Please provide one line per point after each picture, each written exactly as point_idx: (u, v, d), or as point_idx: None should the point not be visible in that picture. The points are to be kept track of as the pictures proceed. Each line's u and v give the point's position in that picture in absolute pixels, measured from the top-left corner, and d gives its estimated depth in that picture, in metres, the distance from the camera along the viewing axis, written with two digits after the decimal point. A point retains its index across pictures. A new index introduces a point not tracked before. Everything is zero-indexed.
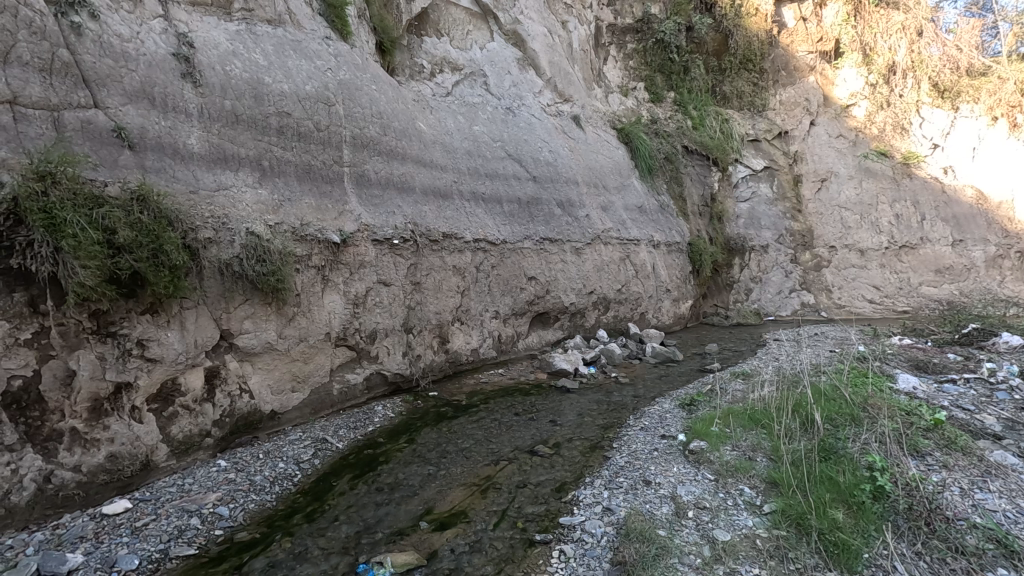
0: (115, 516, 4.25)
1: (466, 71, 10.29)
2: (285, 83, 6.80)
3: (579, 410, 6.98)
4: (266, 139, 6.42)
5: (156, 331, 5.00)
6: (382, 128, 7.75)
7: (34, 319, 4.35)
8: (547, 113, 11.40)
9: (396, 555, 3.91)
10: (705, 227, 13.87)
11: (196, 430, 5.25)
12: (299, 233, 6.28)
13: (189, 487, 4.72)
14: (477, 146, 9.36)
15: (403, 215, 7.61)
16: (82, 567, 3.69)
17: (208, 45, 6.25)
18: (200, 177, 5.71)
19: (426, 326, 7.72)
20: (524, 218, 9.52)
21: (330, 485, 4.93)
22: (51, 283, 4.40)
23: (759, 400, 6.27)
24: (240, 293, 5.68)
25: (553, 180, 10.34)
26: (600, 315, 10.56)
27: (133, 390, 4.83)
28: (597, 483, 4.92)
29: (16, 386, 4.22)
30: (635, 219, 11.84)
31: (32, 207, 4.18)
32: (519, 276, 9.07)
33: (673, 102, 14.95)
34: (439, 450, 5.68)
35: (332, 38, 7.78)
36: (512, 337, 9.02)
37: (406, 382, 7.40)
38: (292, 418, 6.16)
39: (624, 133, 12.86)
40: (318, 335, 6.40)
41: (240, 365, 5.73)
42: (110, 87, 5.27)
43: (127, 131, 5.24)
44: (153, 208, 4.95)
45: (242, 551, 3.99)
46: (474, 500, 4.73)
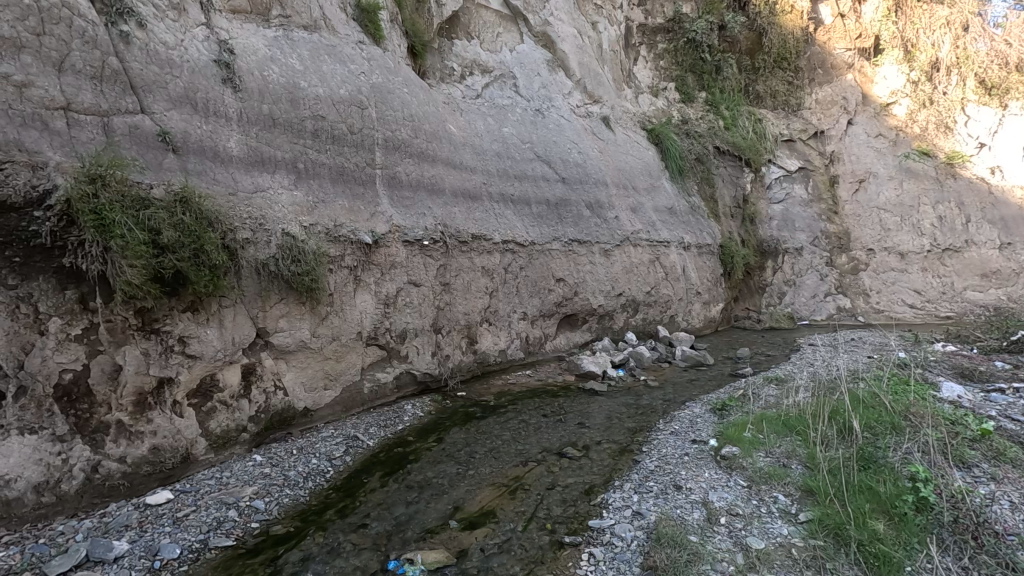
0: (157, 506, 4.41)
1: (495, 73, 10.34)
2: (320, 87, 6.94)
3: (607, 412, 6.93)
4: (301, 142, 6.58)
5: (196, 328, 5.17)
6: (413, 131, 7.84)
7: (84, 316, 4.55)
8: (577, 114, 11.36)
9: (426, 553, 3.95)
10: (737, 229, 13.61)
11: (233, 425, 5.41)
12: (333, 235, 6.41)
13: (227, 480, 4.86)
14: (506, 147, 9.40)
15: (434, 217, 7.69)
16: (127, 554, 3.84)
17: (247, 51, 6.44)
18: (238, 180, 5.88)
19: (455, 326, 7.79)
20: (553, 219, 9.52)
21: (362, 482, 5.01)
22: (100, 281, 4.60)
23: (794, 406, 6.13)
24: (276, 293, 5.82)
25: (582, 181, 10.31)
26: (628, 317, 10.47)
27: (175, 385, 5.01)
28: (627, 487, 4.88)
29: (67, 379, 4.43)
30: (665, 221, 11.70)
31: (84, 208, 4.37)
32: (547, 277, 9.07)
33: (705, 102, 14.73)
34: (468, 450, 5.71)
35: (366, 42, 7.92)
36: (539, 338, 9.01)
37: (435, 382, 7.47)
38: (324, 416, 6.28)
39: (654, 134, 12.71)
40: (350, 334, 6.52)
41: (275, 362, 5.87)
42: (156, 93, 5.47)
43: (171, 134, 5.44)
44: (195, 208, 5.12)
45: (277, 543, 4.09)
46: (503, 500, 4.75)
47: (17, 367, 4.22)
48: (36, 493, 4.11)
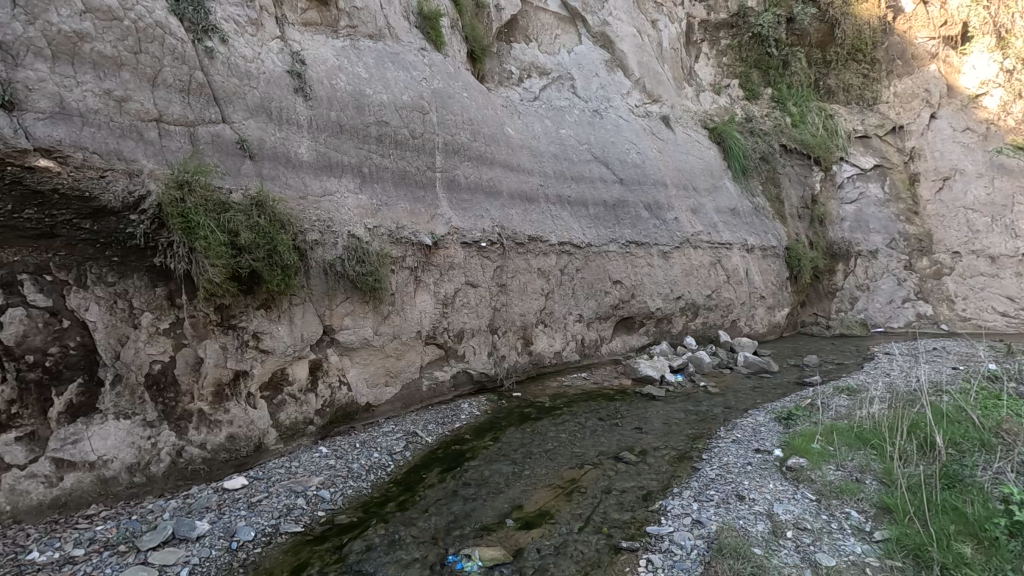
0: (233, 491, 4.70)
1: (553, 75, 10.35)
2: (384, 93, 7.17)
3: (665, 418, 6.78)
4: (366, 147, 6.84)
5: (269, 325, 5.48)
6: (472, 134, 7.99)
7: (172, 311, 4.93)
8: (635, 114, 11.19)
9: (483, 550, 4.02)
10: (805, 230, 13.00)
11: (301, 417, 5.69)
12: (395, 236, 6.62)
13: (296, 469, 5.11)
14: (563, 149, 9.39)
15: (491, 219, 7.78)
16: (208, 534, 4.11)
17: (318, 61, 6.75)
18: (308, 184, 6.18)
19: (511, 327, 7.86)
20: (610, 220, 9.43)
21: (421, 477, 5.15)
22: (185, 280, 4.96)
23: (868, 417, 5.80)
24: (341, 292, 6.07)
25: (641, 182, 10.14)
26: (687, 321, 10.22)
27: (249, 378, 5.32)
28: (686, 494, 4.77)
29: (156, 369, 4.82)
30: (727, 222, 11.33)
31: (172, 212, 4.73)
32: (604, 280, 8.99)
33: (770, 98, 14.15)
34: (524, 450, 5.75)
35: (427, 49, 8.13)
36: (595, 341, 8.95)
37: (491, 382, 7.56)
38: (385, 411, 6.50)
39: (716, 133, 12.32)
40: (410, 333, 6.71)
41: (340, 359, 6.13)
42: (235, 104, 5.84)
43: (249, 142, 5.79)
44: (269, 211, 5.42)
45: (342, 532, 4.27)
46: (559, 501, 4.75)
47: (114, 357, 4.65)
48: (129, 473, 4.51)
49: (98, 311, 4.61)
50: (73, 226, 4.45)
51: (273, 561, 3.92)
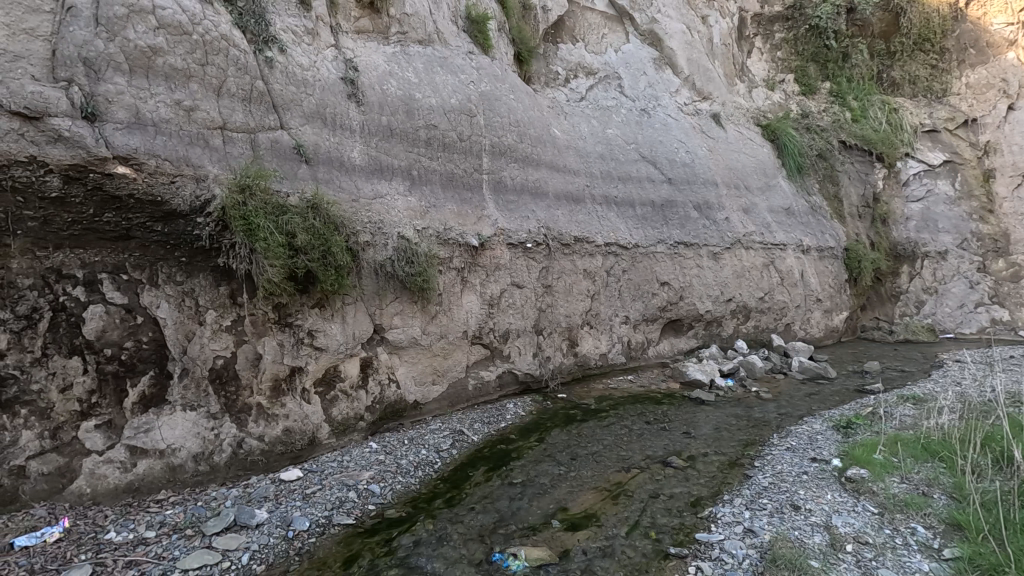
0: (289, 482, 4.89)
1: (600, 75, 10.27)
2: (433, 97, 7.31)
3: (715, 423, 6.60)
4: (415, 150, 6.99)
5: (323, 323, 5.67)
6: (518, 135, 8.03)
7: (233, 309, 5.19)
8: (684, 112, 10.96)
9: (529, 549, 4.03)
10: (866, 230, 12.38)
11: (352, 413, 5.86)
12: (443, 238, 6.74)
13: (347, 463, 5.26)
14: (610, 149, 9.30)
15: (537, 220, 7.80)
16: (266, 522, 4.28)
17: (369, 68, 6.95)
18: (361, 187, 6.38)
19: (556, 328, 7.85)
20: (658, 221, 9.27)
21: (467, 475, 5.21)
22: (246, 279, 5.21)
23: (936, 428, 5.48)
24: (391, 292, 6.23)
25: (690, 181, 9.93)
26: (738, 325, 9.94)
27: (304, 374, 5.53)
28: (737, 502, 4.63)
29: (219, 364, 5.08)
30: (781, 223, 10.94)
31: (235, 214, 4.97)
32: (651, 281, 8.84)
33: (828, 93, 13.57)
34: (570, 452, 5.72)
35: (475, 52, 8.23)
36: (641, 343, 8.83)
37: (536, 382, 7.57)
38: (432, 409, 6.62)
39: (770, 130, 11.91)
40: (457, 333, 6.81)
41: (390, 357, 6.28)
42: (293, 110, 6.08)
43: (305, 147, 6.03)
44: (324, 213, 5.62)
45: (391, 526, 4.38)
46: (605, 504, 4.71)
47: (181, 352, 4.94)
48: (195, 462, 4.77)
49: (168, 308, 4.90)
50: (146, 228, 4.76)
51: (327, 551, 4.06)
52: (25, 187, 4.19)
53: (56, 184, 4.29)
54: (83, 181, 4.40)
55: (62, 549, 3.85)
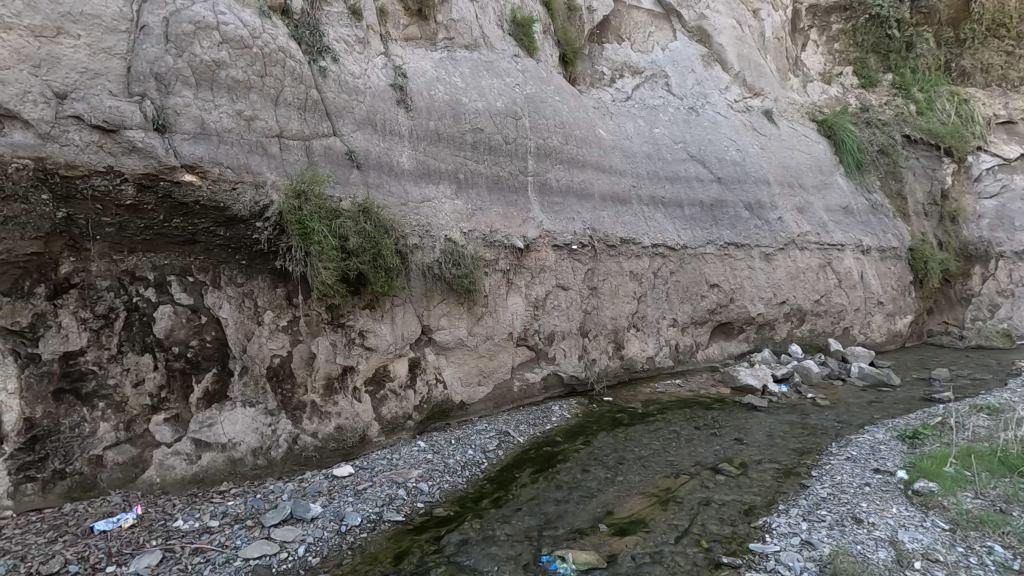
0: (342, 478, 5.03)
1: (646, 74, 10.12)
2: (479, 101, 7.39)
3: (769, 430, 6.38)
4: (463, 154, 7.09)
5: (373, 324, 5.83)
6: (564, 137, 8.01)
7: (290, 310, 5.41)
8: (734, 110, 10.66)
9: (577, 552, 4.02)
10: (932, 229, 11.69)
11: (401, 412, 5.99)
12: (489, 240, 6.80)
13: (396, 461, 5.37)
14: (657, 148, 9.14)
15: (583, 222, 7.75)
16: (320, 516, 4.42)
17: (418, 74, 7.09)
18: (409, 191, 6.52)
19: (602, 330, 7.78)
20: (707, 221, 9.05)
21: (513, 476, 5.23)
22: (302, 281, 5.42)
23: (1014, 442, 5.11)
24: (438, 294, 6.35)
25: (740, 180, 9.65)
26: (793, 328, 9.58)
27: (355, 373, 5.71)
28: (794, 513, 4.47)
29: (276, 362, 5.30)
30: (839, 222, 10.47)
31: (292, 219, 5.17)
32: (700, 283, 8.64)
33: (891, 85, 12.89)
34: (617, 456, 5.65)
35: (520, 55, 8.27)
36: (690, 346, 8.63)
37: (581, 385, 7.53)
38: (477, 410, 6.68)
39: (826, 126, 11.42)
40: (503, 335, 6.86)
41: (437, 358, 6.39)
42: (345, 117, 6.26)
43: (356, 153, 6.20)
44: (374, 217, 5.77)
45: (440, 524, 4.44)
46: (654, 510, 4.64)
47: (242, 350, 5.17)
48: (254, 456, 4.99)
49: (230, 309, 5.15)
50: (210, 232, 5.01)
51: (378, 546, 4.17)
52: (102, 195, 4.50)
53: (130, 192, 4.59)
54: (154, 189, 4.68)
55: (135, 534, 4.09)
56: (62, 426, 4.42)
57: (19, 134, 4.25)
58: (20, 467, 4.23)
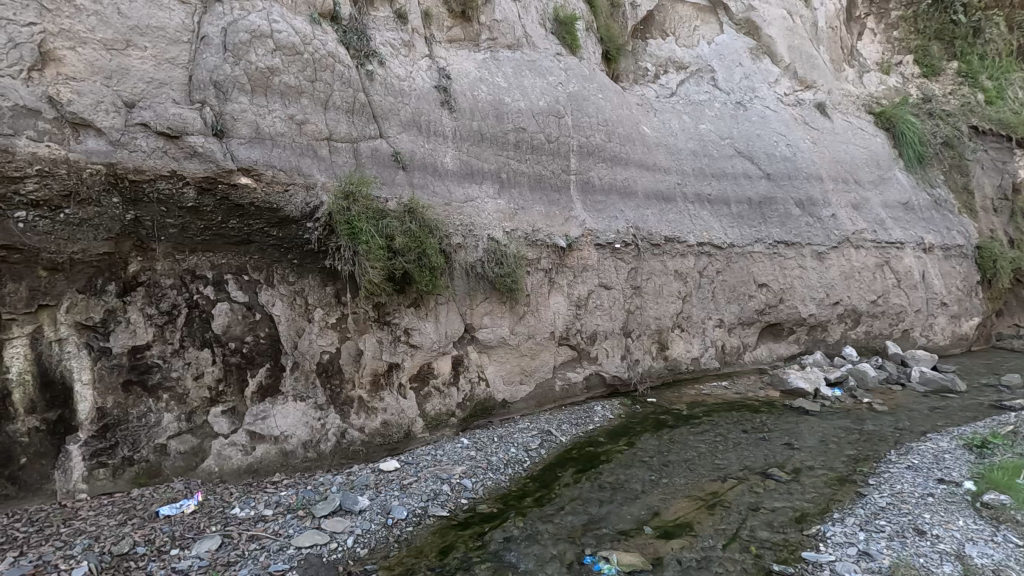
0: (388, 472, 5.14)
1: (691, 69, 9.91)
2: (522, 101, 7.40)
3: (821, 435, 6.14)
4: (505, 153, 7.12)
5: (418, 322, 5.95)
6: (606, 135, 7.93)
7: (338, 307, 5.58)
8: (784, 104, 10.31)
9: (621, 554, 3.99)
10: (1002, 226, 10.96)
11: (444, 409, 6.09)
12: (531, 239, 6.81)
13: (440, 457, 5.45)
14: (703, 145, 8.93)
15: (625, 220, 7.65)
16: (368, 509, 4.53)
17: (461, 75, 7.16)
18: (453, 191, 6.60)
19: (645, 331, 7.67)
20: (755, 219, 8.79)
21: (556, 475, 5.22)
22: (350, 280, 5.58)
23: None
24: (481, 293, 6.41)
25: (791, 176, 9.32)
26: (847, 330, 9.20)
27: (400, 370, 5.84)
28: (850, 522, 4.30)
29: (325, 358, 5.48)
30: (898, 219, 9.96)
31: (341, 219, 5.33)
32: (748, 283, 8.41)
33: (956, 73, 12.16)
34: (661, 458, 5.56)
35: (563, 54, 8.24)
36: (737, 348, 8.41)
37: (624, 386, 7.45)
38: (519, 408, 6.71)
39: (884, 118, 10.88)
40: (545, 334, 6.86)
41: (479, 356, 6.46)
42: (391, 119, 6.39)
43: (401, 154, 6.32)
44: (419, 218, 5.87)
45: (484, 521, 4.48)
46: (700, 514, 4.54)
47: (293, 346, 5.37)
48: (304, 449, 5.17)
49: (282, 306, 5.35)
50: (264, 233, 5.22)
51: (423, 540, 4.24)
52: (167, 198, 4.75)
53: (191, 195, 4.82)
54: (213, 192, 4.90)
55: (196, 520, 4.29)
56: (130, 416, 4.70)
57: (93, 142, 4.53)
58: (94, 454, 4.51)
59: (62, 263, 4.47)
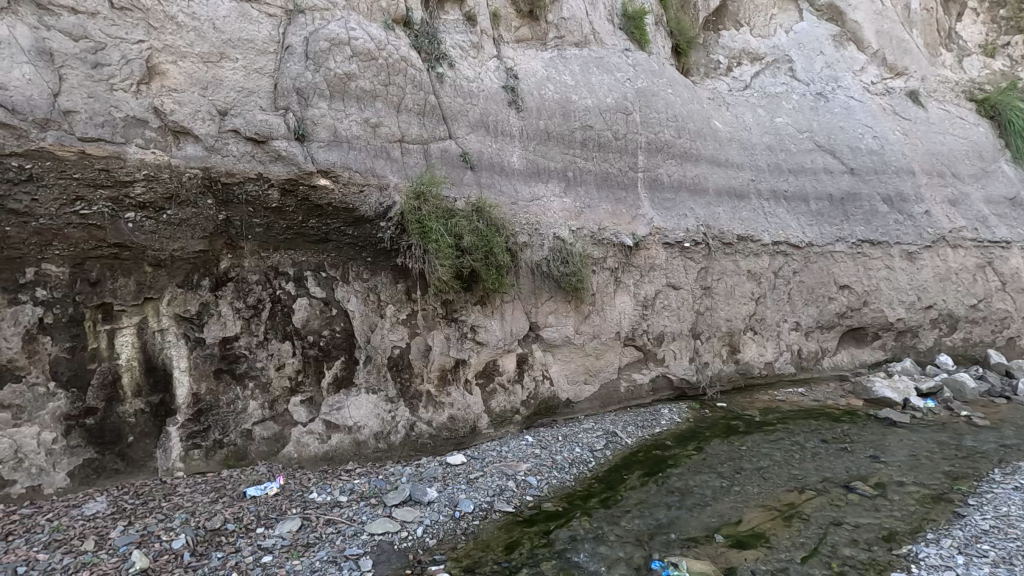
0: (454, 465, 5.24)
1: (767, 61, 9.46)
2: (589, 98, 7.34)
3: (912, 448, 5.71)
4: (572, 152, 7.09)
5: (484, 320, 6.05)
6: (676, 131, 7.72)
7: (408, 304, 5.78)
8: (871, 93, 9.65)
9: (692, 561, 3.89)
10: None
11: (509, 406, 6.16)
12: (598, 238, 6.74)
13: (505, 454, 5.49)
14: (779, 139, 8.51)
15: (696, 218, 7.43)
16: (436, 501, 4.64)
17: (529, 75, 7.19)
18: (520, 190, 6.64)
19: (716, 333, 7.42)
20: (837, 217, 8.28)
21: (621, 477, 5.14)
22: (420, 277, 5.77)
23: None
24: (546, 291, 6.42)
25: (877, 171, 8.71)
26: (941, 336, 8.49)
27: (467, 366, 5.97)
28: (946, 544, 4.01)
29: (396, 353, 5.69)
30: (1003, 215, 9.07)
31: (412, 219, 5.52)
32: (828, 284, 7.95)
33: None
34: (732, 465, 5.35)
35: (631, 49, 8.09)
36: (815, 353, 7.96)
37: (692, 389, 7.24)
38: (583, 408, 6.66)
39: (988, 105, 9.96)
40: (610, 334, 6.77)
41: (544, 355, 6.47)
42: (460, 121, 6.51)
43: (470, 155, 6.43)
44: (487, 216, 5.97)
45: (549, 519, 4.49)
46: (776, 525, 4.34)
47: (366, 340, 5.60)
48: (376, 440, 5.39)
49: (356, 302, 5.58)
50: (341, 232, 5.47)
51: (490, 534, 4.31)
52: (254, 200, 5.07)
53: (276, 196, 5.13)
54: (295, 193, 5.19)
55: (279, 502, 4.56)
56: (221, 402, 5.05)
57: (191, 148, 4.90)
58: (189, 435, 4.89)
59: (164, 259, 4.87)
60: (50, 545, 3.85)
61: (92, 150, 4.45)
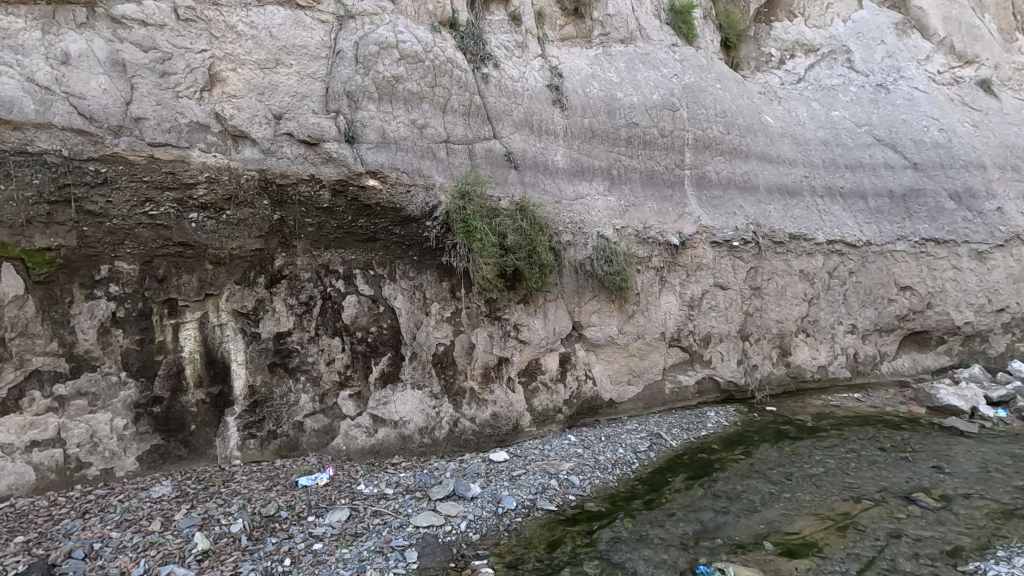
0: (497, 462, 5.28)
1: (823, 52, 9.08)
2: (635, 95, 7.24)
3: (980, 460, 5.38)
4: (617, 149, 7.02)
5: (527, 318, 6.08)
6: (724, 126, 7.52)
7: (453, 302, 5.87)
8: (937, 83, 9.12)
9: (739, 567, 3.80)
10: None
11: (551, 405, 6.17)
12: (642, 236, 6.65)
13: (548, 452, 5.49)
14: (835, 133, 8.17)
15: (745, 216, 7.23)
16: (479, 497, 4.70)
17: (573, 73, 7.16)
18: (564, 189, 6.62)
19: (765, 334, 7.19)
20: (898, 214, 7.88)
21: (666, 480, 5.06)
22: (464, 275, 5.85)
23: None
24: (590, 290, 6.39)
25: (943, 166, 8.24)
26: (1015, 341, 7.94)
27: (509, 364, 6.02)
28: (1019, 564, 3.79)
29: (440, 349, 5.79)
30: None
31: (457, 218, 5.60)
32: (888, 285, 7.58)
33: None
34: (783, 471, 5.18)
35: (678, 44, 7.92)
36: (873, 357, 7.60)
37: (740, 392, 7.05)
38: (627, 409, 6.59)
39: None
40: (655, 334, 6.67)
41: (586, 354, 6.44)
42: (504, 120, 6.55)
43: (514, 154, 6.47)
44: (530, 215, 5.99)
45: (591, 519, 4.47)
46: (830, 534, 4.18)
47: (412, 337, 5.72)
48: (420, 435, 5.50)
49: (403, 299, 5.71)
50: (388, 231, 5.60)
51: (532, 532, 4.33)
52: (306, 200, 5.26)
53: (327, 197, 5.30)
54: (344, 194, 5.35)
55: (328, 491, 4.71)
56: (275, 394, 5.27)
57: (249, 151, 5.12)
58: (246, 425, 5.13)
59: (224, 257, 5.11)
60: (122, 524, 4.11)
61: (159, 155, 4.72)
